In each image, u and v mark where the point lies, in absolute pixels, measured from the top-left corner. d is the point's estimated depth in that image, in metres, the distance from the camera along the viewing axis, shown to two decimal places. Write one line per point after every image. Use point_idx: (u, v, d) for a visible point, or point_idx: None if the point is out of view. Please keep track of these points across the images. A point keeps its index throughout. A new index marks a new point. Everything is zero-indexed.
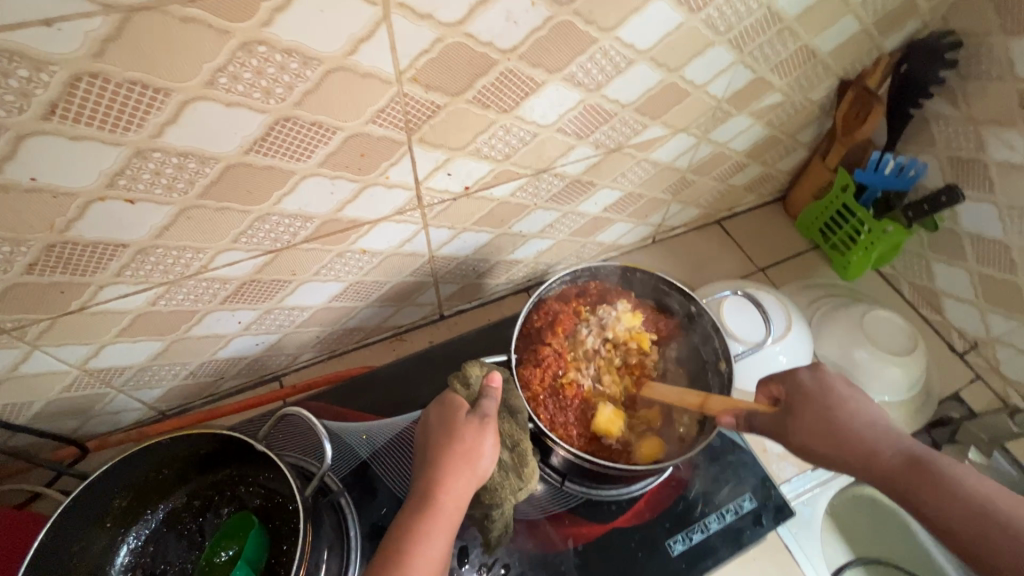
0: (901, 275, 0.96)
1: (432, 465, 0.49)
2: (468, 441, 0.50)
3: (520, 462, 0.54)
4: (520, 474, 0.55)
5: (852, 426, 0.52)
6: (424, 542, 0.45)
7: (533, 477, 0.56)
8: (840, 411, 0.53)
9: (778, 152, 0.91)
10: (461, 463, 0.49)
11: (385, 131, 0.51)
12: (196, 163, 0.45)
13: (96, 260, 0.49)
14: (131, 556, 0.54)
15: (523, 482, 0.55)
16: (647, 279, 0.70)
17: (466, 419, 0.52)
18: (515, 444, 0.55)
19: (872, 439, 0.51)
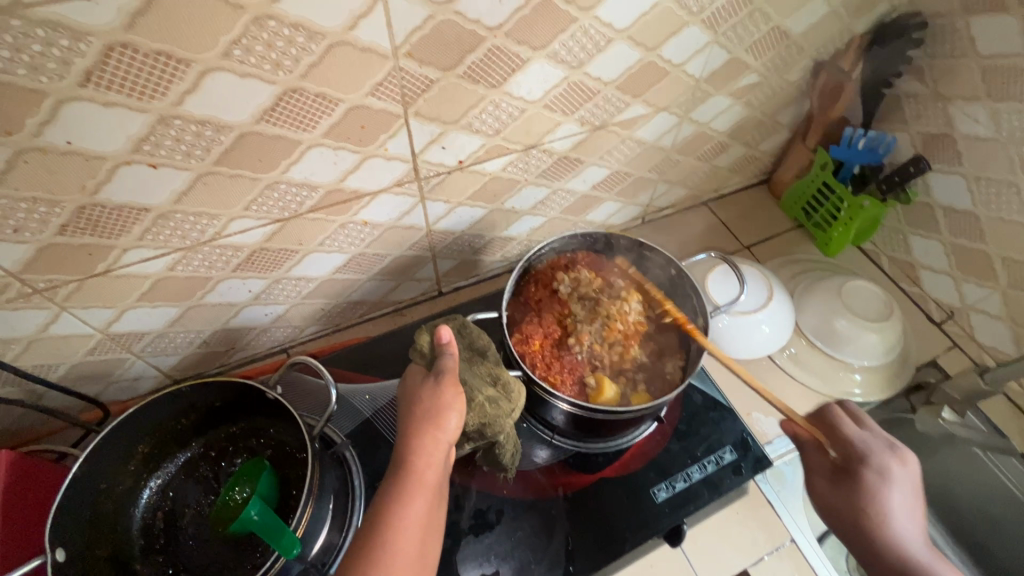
0: (881, 250, 1.00)
1: (405, 427, 0.53)
2: (430, 407, 0.53)
3: (505, 391, 0.59)
4: (509, 400, 0.59)
5: (882, 523, 0.57)
6: (403, 507, 0.48)
7: (521, 401, 0.60)
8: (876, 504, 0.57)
9: (759, 132, 0.96)
10: (426, 431, 0.52)
11: (384, 104, 0.56)
12: (212, 131, 0.50)
13: (121, 223, 0.54)
14: (152, 499, 0.58)
15: (512, 407, 0.59)
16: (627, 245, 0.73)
17: (428, 379, 0.55)
18: (497, 379, 0.59)
19: (891, 542, 0.56)
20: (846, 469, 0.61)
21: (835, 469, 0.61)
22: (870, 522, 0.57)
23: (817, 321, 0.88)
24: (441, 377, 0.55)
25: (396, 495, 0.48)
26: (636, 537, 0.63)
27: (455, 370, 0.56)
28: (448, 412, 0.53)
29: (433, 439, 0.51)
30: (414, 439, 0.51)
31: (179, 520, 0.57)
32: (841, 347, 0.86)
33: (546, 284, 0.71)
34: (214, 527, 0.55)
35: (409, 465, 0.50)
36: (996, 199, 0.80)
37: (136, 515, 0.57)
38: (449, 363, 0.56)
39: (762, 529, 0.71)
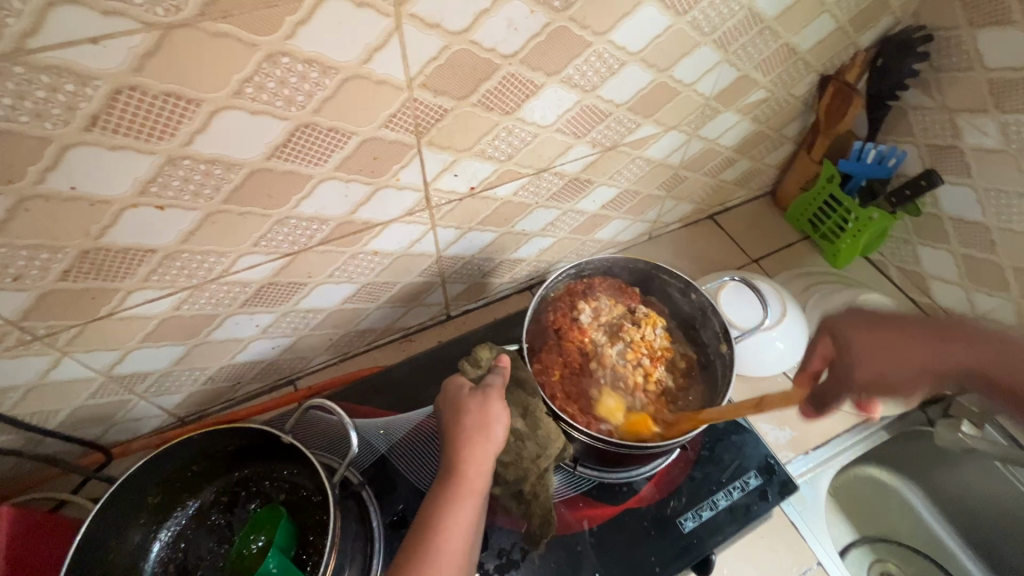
0: (889, 261, 1.00)
1: (449, 435, 0.52)
2: (477, 413, 0.53)
3: (535, 426, 0.58)
4: (538, 442, 0.58)
5: (927, 353, 0.53)
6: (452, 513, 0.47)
7: (553, 445, 0.58)
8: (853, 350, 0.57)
9: (765, 146, 0.96)
10: (474, 437, 0.51)
11: (397, 135, 0.54)
12: (222, 169, 0.48)
13: (125, 265, 0.51)
14: (163, 551, 0.56)
15: (540, 449, 0.57)
16: (636, 266, 0.73)
17: (474, 391, 0.55)
18: (527, 412, 0.58)
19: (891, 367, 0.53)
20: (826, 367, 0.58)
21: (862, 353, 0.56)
22: (904, 337, 0.54)
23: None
24: (487, 390, 0.55)
25: (444, 504, 0.48)
26: (666, 570, 0.61)
27: (502, 386, 0.56)
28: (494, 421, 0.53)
29: (484, 447, 0.51)
30: (470, 449, 0.50)
31: (193, 572, 0.55)
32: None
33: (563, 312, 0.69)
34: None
35: (457, 476, 0.49)
36: (1006, 210, 0.80)
37: (147, 571, 0.54)
38: (498, 379, 0.56)
39: (789, 553, 0.69)
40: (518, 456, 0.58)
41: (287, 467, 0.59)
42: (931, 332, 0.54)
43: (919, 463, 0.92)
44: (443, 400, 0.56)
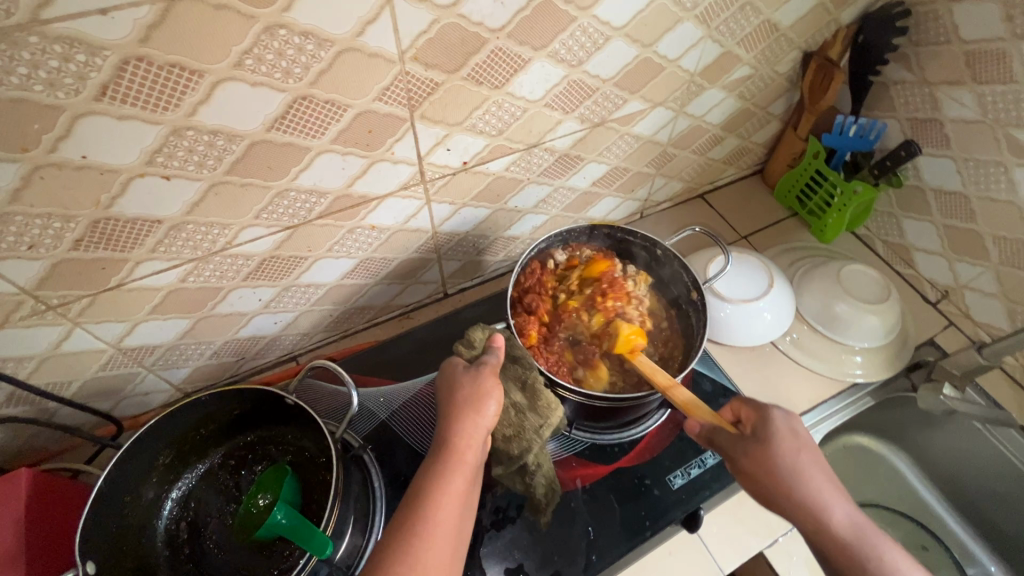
0: (875, 235, 1.03)
1: (445, 411, 0.55)
2: (471, 390, 0.55)
3: (534, 398, 0.60)
4: (538, 413, 0.60)
5: (817, 492, 0.55)
6: (442, 486, 0.49)
7: (557, 416, 0.60)
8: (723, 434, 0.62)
9: (752, 124, 0.98)
10: (467, 414, 0.53)
11: (390, 108, 0.57)
12: (224, 140, 0.50)
13: (134, 236, 0.54)
14: (174, 510, 0.58)
15: (542, 419, 0.60)
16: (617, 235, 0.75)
17: (468, 368, 0.58)
18: (525, 386, 0.61)
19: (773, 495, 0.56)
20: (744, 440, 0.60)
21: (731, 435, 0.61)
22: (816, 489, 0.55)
23: (819, 309, 0.90)
24: (481, 367, 0.57)
25: (437, 476, 0.49)
26: (656, 524, 0.64)
27: (496, 364, 0.59)
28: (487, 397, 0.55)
29: (474, 422, 0.53)
30: (459, 422, 0.53)
31: (203, 529, 0.57)
32: (841, 331, 0.88)
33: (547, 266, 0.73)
34: (239, 531, 0.56)
35: (452, 448, 0.51)
36: (984, 179, 0.82)
37: (159, 528, 0.57)
38: (493, 358, 0.58)
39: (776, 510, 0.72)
40: (521, 426, 0.60)
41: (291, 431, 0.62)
42: (863, 532, 0.52)
43: (906, 429, 0.95)
44: (442, 380, 0.59)
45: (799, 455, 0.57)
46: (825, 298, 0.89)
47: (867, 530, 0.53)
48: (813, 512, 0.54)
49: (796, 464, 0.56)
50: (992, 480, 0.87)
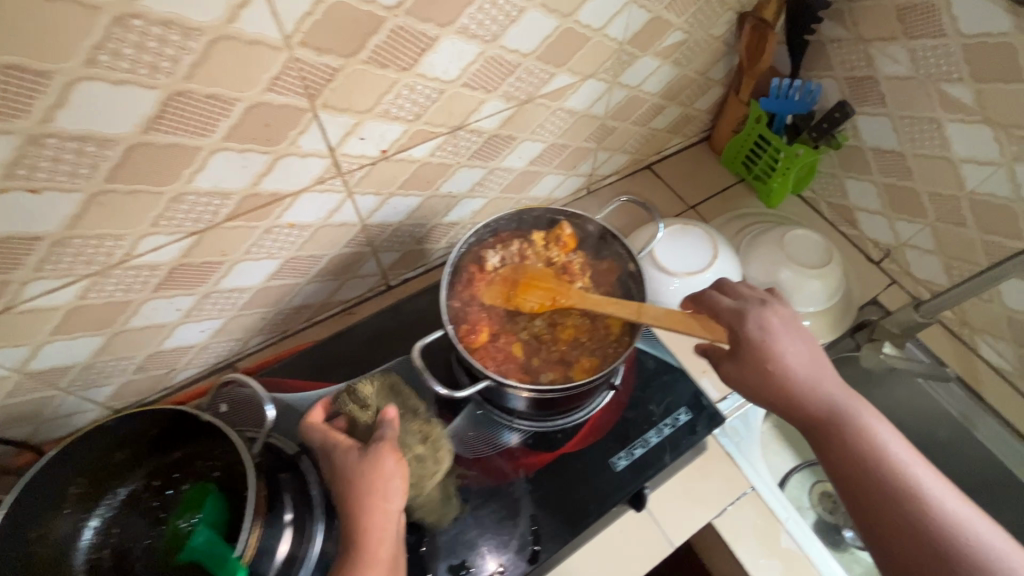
0: (820, 197, 1.03)
1: (347, 504, 0.52)
2: (374, 481, 0.52)
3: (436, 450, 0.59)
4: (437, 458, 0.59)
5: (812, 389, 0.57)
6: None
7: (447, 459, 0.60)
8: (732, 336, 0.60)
9: (692, 91, 0.96)
10: (376, 508, 0.51)
11: (286, 98, 0.53)
12: (95, 146, 0.46)
13: (11, 255, 0.49)
14: (94, 538, 0.55)
15: (438, 464, 0.59)
16: (554, 215, 0.68)
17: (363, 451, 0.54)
18: (426, 436, 0.60)
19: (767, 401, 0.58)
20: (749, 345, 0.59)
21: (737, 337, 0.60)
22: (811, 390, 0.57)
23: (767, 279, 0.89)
24: (379, 444, 0.54)
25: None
26: (600, 507, 0.64)
27: (393, 436, 0.56)
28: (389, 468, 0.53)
29: (382, 511, 0.51)
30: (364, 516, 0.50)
31: (125, 556, 0.54)
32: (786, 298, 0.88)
33: (484, 258, 0.65)
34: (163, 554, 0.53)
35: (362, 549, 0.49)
36: (919, 136, 0.82)
37: (78, 559, 0.54)
38: (387, 431, 0.55)
39: (723, 481, 0.73)
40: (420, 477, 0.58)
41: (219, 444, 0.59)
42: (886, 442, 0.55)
43: None
44: (331, 461, 0.55)
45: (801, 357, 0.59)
46: (772, 265, 0.89)
47: (859, 410, 0.57)
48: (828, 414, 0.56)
49: (792, 364, 0.58)
50: (930, 430, 0.90)
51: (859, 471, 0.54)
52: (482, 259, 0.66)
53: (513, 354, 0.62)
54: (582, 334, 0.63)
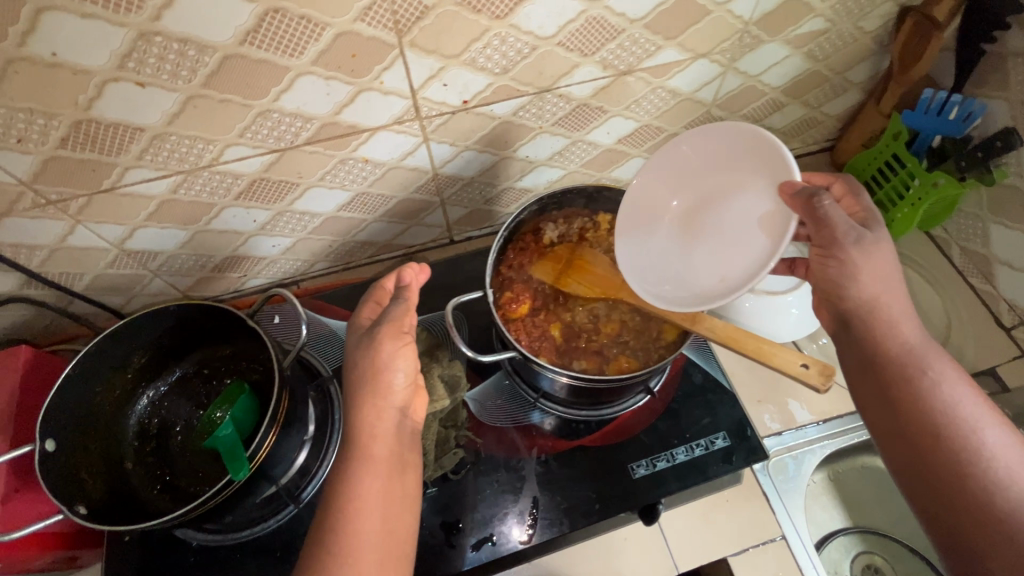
0: (952, 239, 0.87)
1: (325, 517, 0.48)
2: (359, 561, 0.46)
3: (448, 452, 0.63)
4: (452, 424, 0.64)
5: (907, 365, 0.52)
6: (354, 527, 0.47)
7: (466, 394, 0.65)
8: (386, 416, 0.52)
9: (822, 92, 0.84)
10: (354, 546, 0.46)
11: (375, 31, 0.53)
12: (195, 51, 0.49)
13: (118, 140, 0.55)
14: (149, 405, 0.63)
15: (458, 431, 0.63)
16: None
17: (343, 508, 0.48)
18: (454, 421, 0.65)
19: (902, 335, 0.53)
20: (366, 378, 0.53)
21: (393, 423, 0.53)
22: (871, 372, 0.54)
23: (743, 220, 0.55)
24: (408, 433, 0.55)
25: (332, 539, 0.47)
26: (604, 509, 0.61)
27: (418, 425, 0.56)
28: (407, 364, 0.53)
29: (355, 486, 0.49)
30: (348, 498, 0.48)
31: (170, 430, 0.62)
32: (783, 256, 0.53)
33: (541, 229, 0.65)
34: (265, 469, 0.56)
35: (342, 508, 0.48)
36: None
37: (133, 419, 0.62)
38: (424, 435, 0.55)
39: (748, 520, 0.69)
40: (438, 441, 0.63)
41: (233, 345, 0.65)
42: (967, 402, 0.51)
43: None
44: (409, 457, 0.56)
45: (918, 333, 0.53)
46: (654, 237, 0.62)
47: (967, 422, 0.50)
48: (908, 353, 0.52)
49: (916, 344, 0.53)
50: None
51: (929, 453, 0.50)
52: (541, 230, 0.66)
53: (551, 337, 0.61)
54: (619, 326, 0.61)
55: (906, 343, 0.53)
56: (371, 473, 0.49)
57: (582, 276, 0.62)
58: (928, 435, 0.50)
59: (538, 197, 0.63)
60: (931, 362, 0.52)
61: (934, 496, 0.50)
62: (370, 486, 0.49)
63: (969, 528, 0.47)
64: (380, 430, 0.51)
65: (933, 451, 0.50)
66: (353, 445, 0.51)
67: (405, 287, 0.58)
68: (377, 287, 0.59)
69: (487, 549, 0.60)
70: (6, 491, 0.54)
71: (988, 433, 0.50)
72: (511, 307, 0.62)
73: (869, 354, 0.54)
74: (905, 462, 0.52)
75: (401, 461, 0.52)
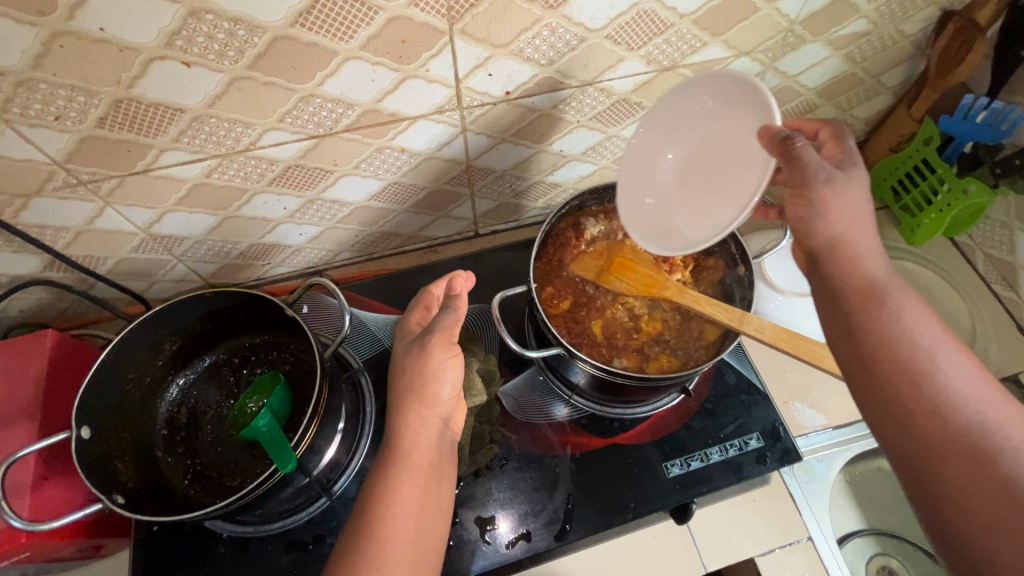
0: (978, 246, 0.88)
1: (359, 519, 0.48)
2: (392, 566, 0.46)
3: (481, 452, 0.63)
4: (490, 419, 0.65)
5: (869, 292, 0.47)
6: (388, 532, 0.47)
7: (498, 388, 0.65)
8: (430, 427, 0.53)
9: (856, 94, 0.83)
10: (386, 550, 0.46)
11: (427, 17, 0.51)
12: (245, 31, 0.48)
13: (157, 121, 0.53)
14: (179, 393, 0.63)
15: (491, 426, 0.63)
16: None
17: (380, 511, 0.48)
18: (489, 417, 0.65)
19: (864, 264, 0.47)
20: (412, 387, 0.54)
21: (436, 432, 0.53)
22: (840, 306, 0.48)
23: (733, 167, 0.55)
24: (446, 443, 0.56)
25: (365, 541, 0.47)
26: (639, 508, 0.61)
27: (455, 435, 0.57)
28: (453, 376, 0.54)
29: (393, 491, 0.49)
30: (385, 502, 0.48)
31: (201, 418, 0.61)
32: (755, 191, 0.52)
33: (582, 225, 0.65)
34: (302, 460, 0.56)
35: (377, 511, 0.48)
36: None
37: (163, 407, 0.61)
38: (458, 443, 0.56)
39: (778, 523, 0.67)
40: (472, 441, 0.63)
41: (264, 334, 0.64)
42: (931, 332, 0.45)
43: None
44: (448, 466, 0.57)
45: (880, 263, 0.48)
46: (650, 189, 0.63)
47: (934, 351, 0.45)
48: (868, 285, 0.47)
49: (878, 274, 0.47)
50: None
51: (899, 385, 0.44)
52: (582, 227, 0.66)
53: (592, 334, 0.61)
54: (659, 325, 0.61)
55: (868, 275, 0.47)
56: (411, 479, 0.50)
57: (625, 273, 0.61)
58: (893, 366, 0.44)
59: (580, 192, 0.63)
60: (893, 293, 0.47)
61: (905, 442, 0.44)
62: (408, 492, 0.49)
63: (950, 469, 0.41)
64: (422, 438, 0.52)
65: (904, 392, 0.44)
66: (394, 450, 0.51)
67: (456, 297, 0.59)
68: (425, 293, 0.61)
69: (520, 546, 0.59)
70: (36, 478, 0.53)
71: (954, 364, 0.44)
72: (552, 303, 0.61)
73: (832, 287, 0.48)
74: (876, 402, 0.45)
75: (439, 471, 0.53)
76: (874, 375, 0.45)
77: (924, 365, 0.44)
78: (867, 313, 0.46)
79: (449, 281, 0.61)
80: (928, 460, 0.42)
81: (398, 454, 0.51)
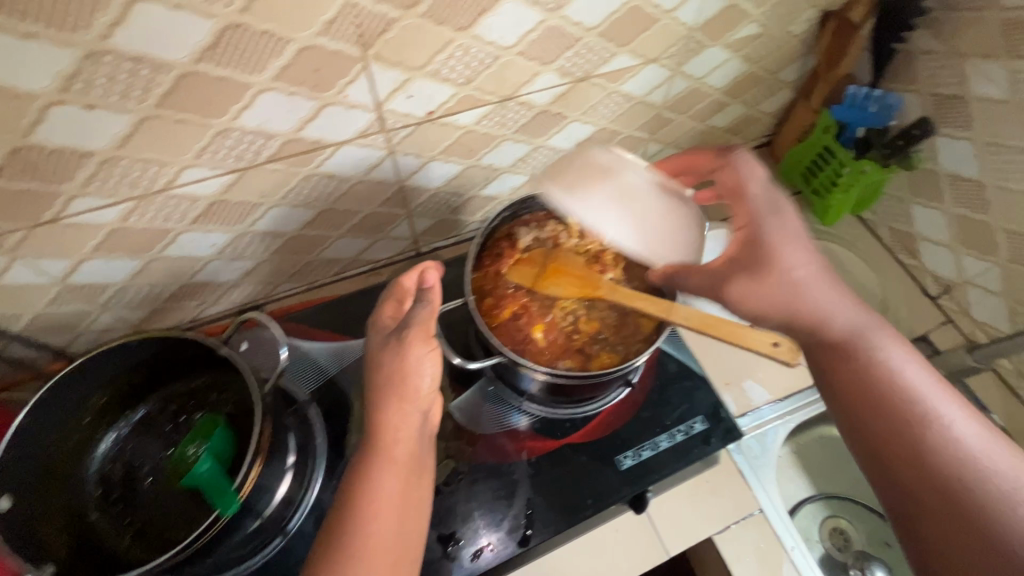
0: (881, 220, 0.96)
1: (341, 517, 0.49)
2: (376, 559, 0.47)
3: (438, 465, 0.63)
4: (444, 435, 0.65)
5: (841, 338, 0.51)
6: (372, 527, 0.48)
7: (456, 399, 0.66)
8: (409, 422, 0.54)
9: (759, 91, 0.90)
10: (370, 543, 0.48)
11: (338, 45, 0.52)
12: (150, 69, 0.47)
13: (62, 167, 0.51)
14: (110, 451, 0.59)
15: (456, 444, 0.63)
16: None
17: (361, 508, 0.49)
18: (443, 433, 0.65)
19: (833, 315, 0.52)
20: (391, 383, 0.55)
21: (414, 428, 0.55)
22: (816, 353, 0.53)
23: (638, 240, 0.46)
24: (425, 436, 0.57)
25: (351, 533, 0.48)
26: (597, 504, 0.62)
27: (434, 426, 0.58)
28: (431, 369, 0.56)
29: (376, 485, 0.50)
30: (368, 496, 0.50)
31: (136, 474, 0.58)
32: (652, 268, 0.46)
33: (515, 233, 0.67)
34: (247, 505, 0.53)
35: (359, 507, 0.49)
36: (1003, 165, 0.75)
37: (93, 467, 0.58)
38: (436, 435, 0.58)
39: (731, 499, 0.70)
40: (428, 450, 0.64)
41: (202, 377, 0.61)
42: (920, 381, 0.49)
43: None
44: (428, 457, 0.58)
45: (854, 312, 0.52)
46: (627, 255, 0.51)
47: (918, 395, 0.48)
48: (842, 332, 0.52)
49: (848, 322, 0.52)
50: None
51: (881, 425, 0.48)
52: (514, 235, 0.67)
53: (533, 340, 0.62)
54: (598, 323, 0.63)
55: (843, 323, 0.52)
56: (392, 474, 0.51)
57: (558, 279, 0.62)
58: (875, 411, 0.49)
59: (507, 203, 0.64)
60: (874, 341, 0.51)
61: (899, 486, 0.47)
62: (388, 487, 0.51)
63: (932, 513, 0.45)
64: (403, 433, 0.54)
65: (889, 444, 0.47)
66: (375, 446, 0.53)
67: (429, 291, 0.60)
68: (397, 285, 0.61)
69: (485, 558, 0.59)
70: None
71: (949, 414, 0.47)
72: (491, 313, 0.62)
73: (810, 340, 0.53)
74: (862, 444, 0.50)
75: (419, 463, 0.54)
76: (859, 418, 0.50)
77: (901, 409, 0.48)
78: (841, 361, 0.51)
79: (420, 272, 0.62)
80: (918, 514, 0.45)
81: (381, 449, 0.52)
